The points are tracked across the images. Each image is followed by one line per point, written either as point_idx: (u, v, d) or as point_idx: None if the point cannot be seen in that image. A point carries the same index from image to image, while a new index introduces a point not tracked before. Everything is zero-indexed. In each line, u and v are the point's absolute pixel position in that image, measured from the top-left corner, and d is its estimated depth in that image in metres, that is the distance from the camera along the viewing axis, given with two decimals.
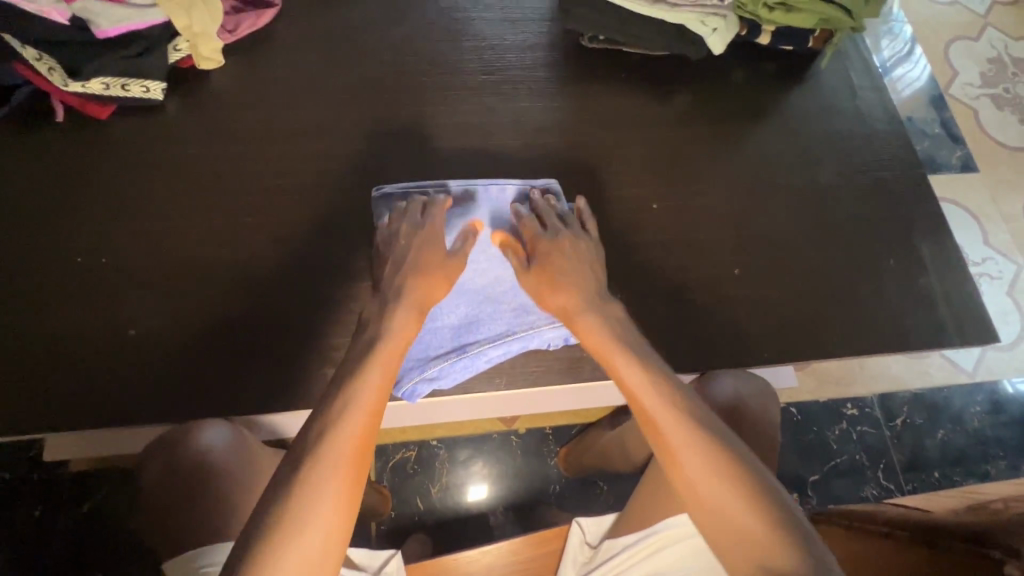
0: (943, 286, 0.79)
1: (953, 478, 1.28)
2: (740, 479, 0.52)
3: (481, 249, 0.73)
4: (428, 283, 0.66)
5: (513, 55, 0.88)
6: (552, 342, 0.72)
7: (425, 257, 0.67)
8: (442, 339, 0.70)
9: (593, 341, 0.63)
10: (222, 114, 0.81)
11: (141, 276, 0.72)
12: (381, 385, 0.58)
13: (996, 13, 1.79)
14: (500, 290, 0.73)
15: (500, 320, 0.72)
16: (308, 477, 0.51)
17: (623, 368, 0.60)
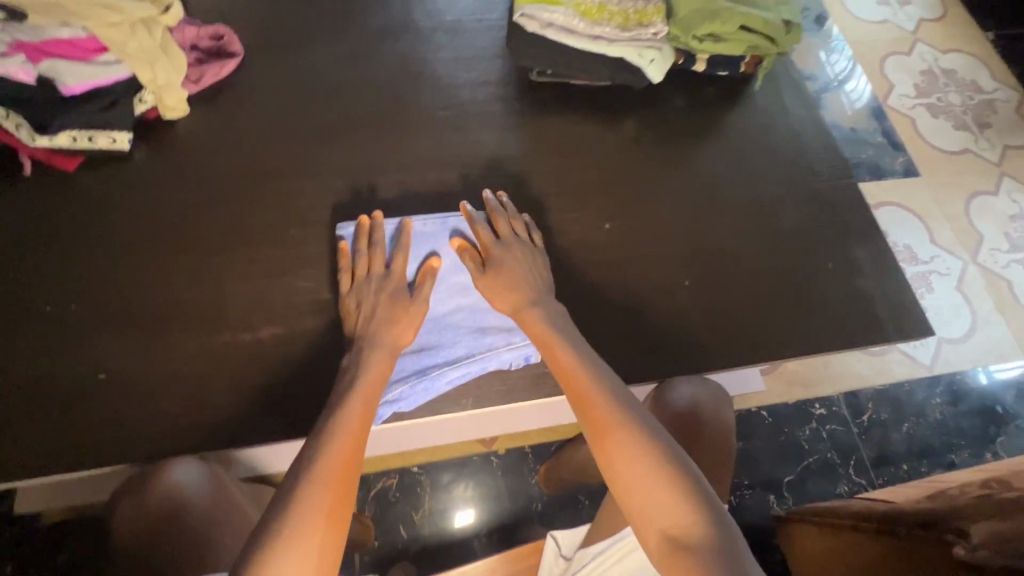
0: (878, 286, 0.85)
1: (921, 469, 1.33)
2: (656, 457, 0.60)
3: (442, 278, 0.76)
4: (399, 330, 0.71)
5: (468, 91, 0.93)
6: (513, 363, 0.75)
7: (387, 305, 0.71)
8: (403, 364, 0.73)
9: (538, 335, 0.71)
10: (189, 160, 0.84)
11: (110, 320, 0.74)
12: (363, 412, 0.65)
13: (924, 29, 1.93)
14: (460, 316, 0.76)
15: (460, 343, 0.74)
16: (300, 496, 0.56)
17: (561, 364, 0.68)
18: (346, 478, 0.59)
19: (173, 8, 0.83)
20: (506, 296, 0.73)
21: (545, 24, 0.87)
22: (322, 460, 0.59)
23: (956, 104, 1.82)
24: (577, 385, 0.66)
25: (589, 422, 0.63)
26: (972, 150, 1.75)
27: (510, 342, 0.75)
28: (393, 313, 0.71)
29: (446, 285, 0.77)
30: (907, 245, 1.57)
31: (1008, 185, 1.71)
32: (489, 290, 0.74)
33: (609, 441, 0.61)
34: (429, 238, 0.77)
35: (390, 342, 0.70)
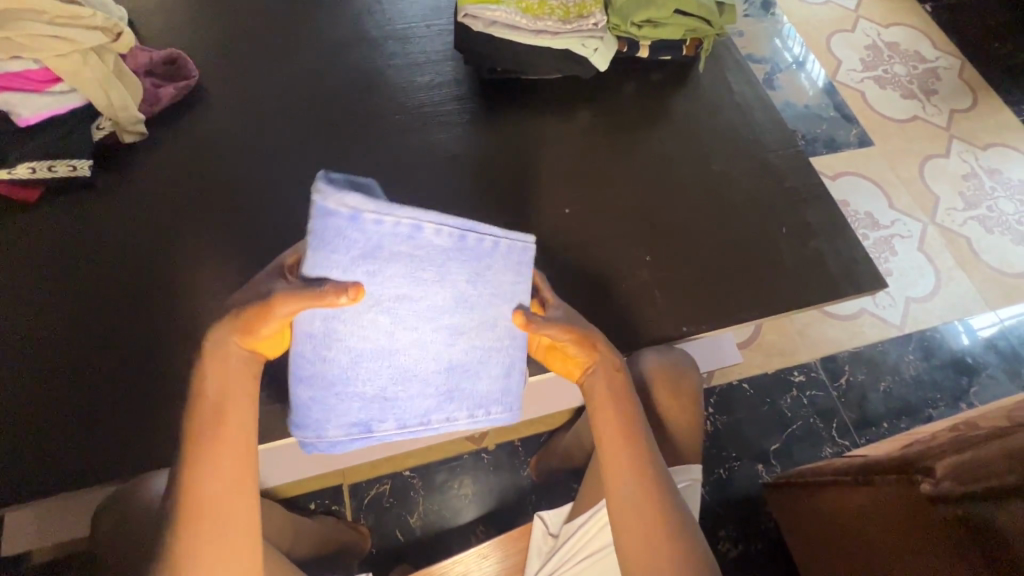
0: (831, 246, 0.89)
1: (901, 425, 1.36)
2: (676, 531, 0.64)
3: (436, 319, 0.58)
4: (239, 333, 0.59)
5: (422, 94, 0.95)
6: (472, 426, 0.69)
7: (241, 312, 0.57)
8: (350, 407, 0.61)
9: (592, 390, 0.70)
10: (152, 182, 0.85)
11: (83, 346, 0.74)
12: (232, 454, 0.59)
13: (865, 6, 2.01)
14: (433, 373, 0.62)
15: (421, 402, 0.64)
16: (192, 560, 0.56)
17: (611, 417, 0.68)
18: (242, 496, 0.59)
19: (124, 35, 0.85)
20: (597, 339, 0.68)
21: (490, 22, 0.91)
22: (202, 492, 0.58)
23: (902, 74, 1.89)
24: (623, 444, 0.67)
25: (616, 475, 0.67)
26: (921, 117, 1.82)
27: (474, 421, 0.68)
28: (238, 315, 0.58)
29: (430, 331, 0.59)
30: (868, 212, 1.63)
31: (959, 147, 1.78)
32: (581, 336, 0.68)
33: (636, 499, 0.65)
34: (433, 252, 0.54)
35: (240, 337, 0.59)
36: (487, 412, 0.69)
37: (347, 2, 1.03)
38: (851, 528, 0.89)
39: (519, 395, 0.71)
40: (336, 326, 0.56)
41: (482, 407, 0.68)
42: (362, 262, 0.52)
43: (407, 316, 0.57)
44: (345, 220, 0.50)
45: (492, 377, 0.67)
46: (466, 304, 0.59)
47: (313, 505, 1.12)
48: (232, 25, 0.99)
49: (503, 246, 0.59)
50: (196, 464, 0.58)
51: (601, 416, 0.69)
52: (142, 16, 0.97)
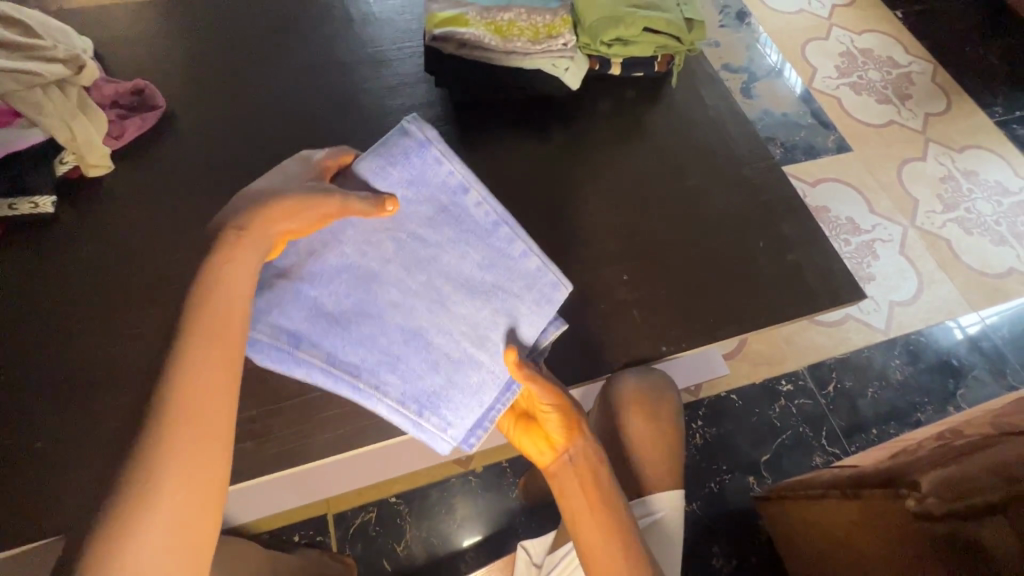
0: (809, 258, 0.89)
1: (890, 431, 1.36)
2: None
3: (434, 274, 0.71)
4: (268, 222, 0.61)
5: (395, 117, 0.95)
6: (398, 411, 0.70)
7: (284, 198, 0.62)
8: (300, 315, 0.67)
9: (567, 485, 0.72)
10: (119, 215, 0.83)
11: (48, 389, 0.72)
12: (216, 355, 0.55)
13: (837, 14, 2.04)
14: (403, 326, 0.71)
15: (366, 347, 0.70)
16: (153, 463, 0.50)
17: (588, 511, 0.70)
18: (224, 405, 0.54)
19: (86, 68, 0.82)
20: (575, 424, 0.72)
21: (460, 44, 0.91)
22: (181, 386, 0.53)
23: (876, 80, 1.92)
24: (603, 532, 0.69)
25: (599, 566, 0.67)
26: (897, 122, 1.84)
27: (406, 416, 0.71)
28: (288, 198, 0.62)
29: (421, 281, 0.71)
30: (849, 218, 1.64)
31: (935, 150, 1.80)
32: (568, 408, 0.72)
33: None
34: (464, 217, 0.71)
35: (263, 235, 0.60)
36: (426, 406, 0.71)
37: (319, 28, 1.02)
38: (845, 545, 0.87)
39: (466, 413, 0.73)
40: (350, 238, 0.68)
41: (423, 411, 0.71)
42: (406, 183, 0.68)
43: (410, 253, 0.70)
44: (418, 143, 0.68)
45: (449, 384, 0.72)
46: (468, 286, 0.72)
47: (297, 538, 1.09)
48: (201, 53, 0.98)
49: (530, 262, 0.73)
50: (172, 389, 0.52)
51: (577, 513, 0.71)
52: (109, 47, 0.96)
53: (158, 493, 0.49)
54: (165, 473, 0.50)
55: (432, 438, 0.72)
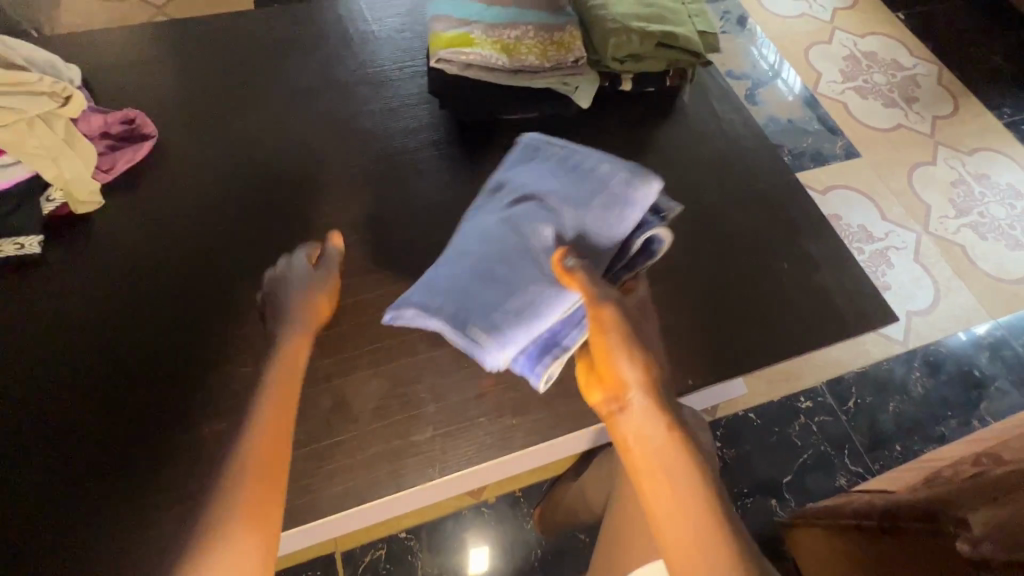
0: (835, 280, 0.85)
1: (914, 446, 1.32)
2: None
3: (517, 204, 0.69)
4: (316, 313, 0.67)
5: (398, 141, 0.90)
6: (466, 332, 0.65)
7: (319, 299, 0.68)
8: (422, 282, 0.70)
9: (633, 437, 0.55)
10: (109, 253, 0.79)
11: (36, 445, 0.67)
12: (284, 403, 0.57)
13: (839, 17, 2.02)
14: (477, 245, 0.68)
15: (455, 282, 0.68)
16: (221, 510, 0.50)
17: (657, 470, 0.52)
18: (284, 449, 0.55)
19: (74, 98, 0.77)
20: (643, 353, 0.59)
21: (465, 65, 0.88)
22: (252, 431, 0.55)
23: (882, 83, 1.89)
24: (680, 493, 0.50)
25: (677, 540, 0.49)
26: (905, 125, 1.81)
27: (458, 330, 0.65)
28: (318, 299, 0.68)
29: (499, 212, 0.69)
30: (861, 226, 1.61)
31: (944, 153, 1.77)
32: (627, 333, 0.59)
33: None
34: (552, 163, 0.72)
35: (304, 320, 0.65)
36: (488, 323, 0.64)
37: (316, 48, 0.98)
38: None
39: (527, 327, 0.64)
40: (474, 206, 0.74)
41: (477, 325, 0.65)
42: (511, 162, 0.75)
43: (500, 199, 0.72)
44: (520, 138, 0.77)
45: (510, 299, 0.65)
46: (547, 208, 0.68)
47: None
48: (194, 78, 0.94)
49: (613, 174, 0.68)
50: (244, 435, 0.54)
51: (642, 467, 0.53)
52: (98, 75, 0.92)
53: (222, 541, 0.49)
54: (230, 522, 0.50)
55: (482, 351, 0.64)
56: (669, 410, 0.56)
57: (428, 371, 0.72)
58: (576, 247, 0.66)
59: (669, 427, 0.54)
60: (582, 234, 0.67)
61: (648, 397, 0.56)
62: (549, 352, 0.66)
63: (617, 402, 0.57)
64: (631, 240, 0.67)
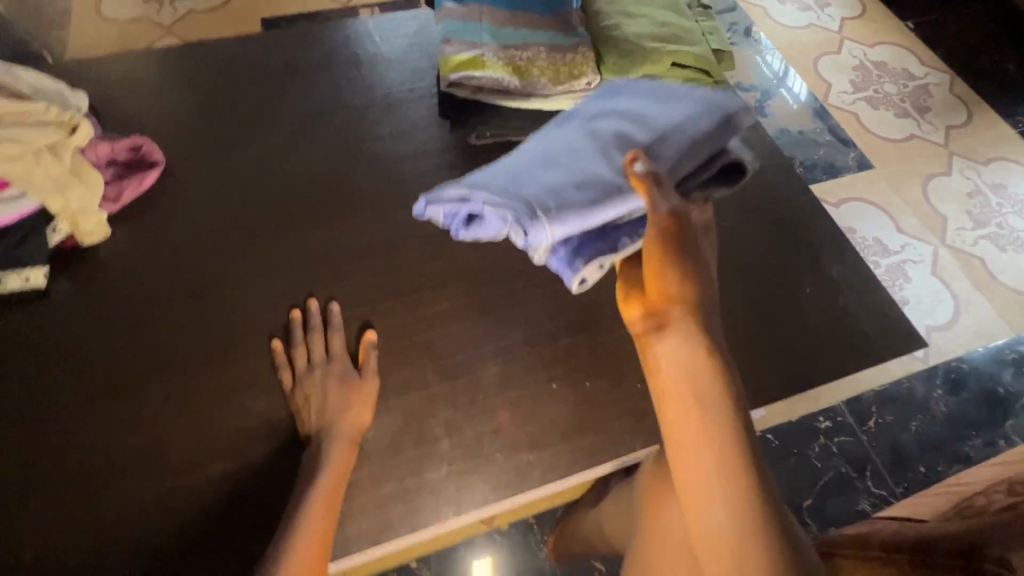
0: (859, 304, 0.83)
1: (938, 468, 1.28)
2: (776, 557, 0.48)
3: (603, 122, 0.73)
4: (355, 413, 0.67)
5: (409, 164, 0.89)
6: (525, 203, 0.65)
7: (359, 398, 0.68)
8: (490, 172, 0.71)
9: (670, 364, 0.56)
10: (114, 283, 0.77)
11: (39, 487, 0.65)
12: (319, 528, 0.60)
13: (848, 27, 2.00)
14: (554, 148, 0.72)
15: (523, 172, 0.69)
16: None
17: (687, 404, 0.54)
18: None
19: (81, 127, 0.75)
20: (687, 277, 0.59)
21: (476, 88, 0.87)
22: (288, 555, 0.58)
23: (893, 93, 1.86)
24: (707, 434, 0.52)
25: (698, 471, 0.52)
26: (918, 136, 1.78)
27: (512, 200, 0.65)
28: (359, 401, 0.68)
29: (581, 127, 0.73)
30: (877, 239, 1.58)
31: (959, 163, 1.74)
32: (679, 260, 0.59)
33: (729, 521, 0.49)
34: (640, 93, 0.76)
35: (350, 432, 0.66)
36: (549, 202, 0.65)
37: (324, 71, 0.97)
38: None
39: (586, 210, 0.65)
40: (551, 126, 0.77)
41: (534, 199, 0.65)
42: (598, 95, 0.79)
43: (584, 118, 0.75)
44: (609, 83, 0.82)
45: (573, 188, 0.67)
46: (635, 124, 0.72)
47: None
48: (201, 102, 0.93)
49: (705, 102, 0.72)
50: (279, 559, 0.57)
51: (674, 391, 0.55)
52: (105, 102, 0.91)
53: None
54: None
55: (529, 221, 0.64)
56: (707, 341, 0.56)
57: (442, 404, 0.70)
58: (652, 152, 0.68)
59: (704, 358, 0.55)
60: (662, 141, 0.69)
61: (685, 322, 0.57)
62: (592, 251, 0.66)
63: (655, 323, 0.58)
64: (719, 153, 0.69)
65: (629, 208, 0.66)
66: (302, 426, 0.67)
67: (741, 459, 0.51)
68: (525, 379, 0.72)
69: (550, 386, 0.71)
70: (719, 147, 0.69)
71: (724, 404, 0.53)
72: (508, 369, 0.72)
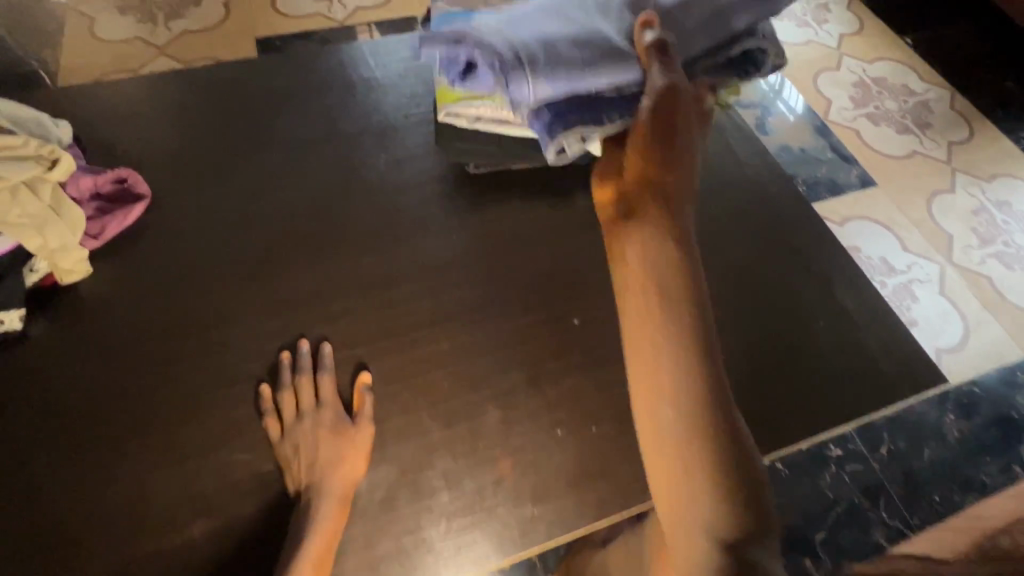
0: (875, 338, 0.79)
1: (954, 497, 1.23)
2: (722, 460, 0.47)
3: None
4: (346, 470, 0.63)
5: (404, 193, 0.85)
6: (524, 81, 0.69)
7: (352, 451, 0.64)
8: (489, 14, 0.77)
9: (636, 257, 0.56)
10: (94, 325, 0.73)
11: (12, 549, 0.61)
12: None
13: (847, 43, 1.99)
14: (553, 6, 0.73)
15: (517, 22, 0.72)
16: None
17: (646, 292, 0.54)
18: None
19: (61, 161, 0.73)
20: (660, 173, 0.61)
21: (474, 119, 0.84)
22: None
23: (894, 109, 1.85)
24: (663, 327, 0.51)
25: (650, 360, 0.51)
26: (920, 152, 1.77)
27: (497, 45, 0.70)
28: (352, 456, 0.64)
29: None
30: (882, 258, 1.55)
31: (963, 180, 1.72)
32: (658, 160, 0.61)
33: (677, 412, 0.49)
34: None
35: (340, 489, 0.62)
36: (544, 72, 0.69)
37: (318, 97, 0.94)
38: None
39: (580, 81, 0.70)
40: None
41: (525, 53, 0.69)
42: None
43: None
44: None
45: (535, 18, 0.73)
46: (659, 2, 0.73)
47: None
48: (190, 130, 0.90)
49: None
50: None
51: (638, 281, 0.54)
52: (91, 132, 0.88)
53: None
54: None
55: (513, 74, 0.69)
56: (676, 242, 0.57)
57: (441, 453, 0.66)
58: (668, 16, 0.72)
59: (673, 256, 0.55)
60: (685, 7, 0.73)
61: (653, 215, 0.58)
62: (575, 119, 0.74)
63: (622, 213, 0.60)
64: (744, 41, 0.78)
65: (622, 79, 0.71)
66: (290, 484, 0.63)
67: (698, 350, 0.51)
68: (528, 425, 0.68)
69: (555, 432, 0.68)
70: (735, 29, 0.76)
71: (686, 299, 0.53)
72: (510, 413, 0.68)
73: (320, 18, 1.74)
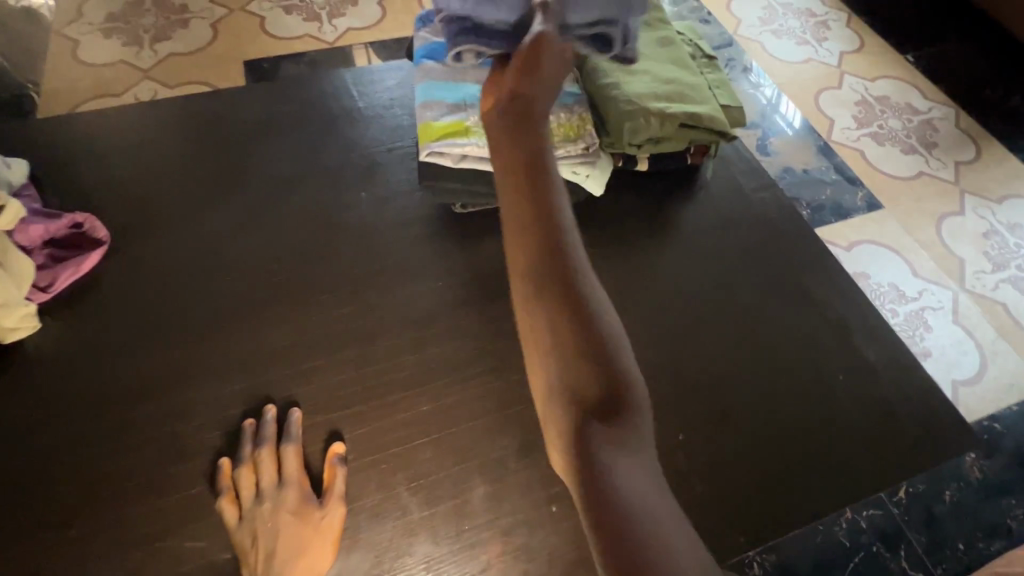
0: (900, 392, 0.72)
1: (979, 545, 1.15)
2: (574, 330, 0.49)
3: None
4: (309, 567, 0.56)
5: (387, 235, 0.79)
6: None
7: (316, 544, 0.57)
8: None
9: (499, 147, 0.59)
10: (40, 388, 0.66)
11: None
12: None
13: (848, 61, 1.95)
14: None
15: None
16: None
17: (504, 175, 0.57)
18: None
19: (8, 209, 0.67)
20: (527, 77, 0.64)
21: (460, 156, 0.78)
22: None
23: (898, 128, 1.80)
24: (516, 203, 0.54)
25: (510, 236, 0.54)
26: (927, 173, 1.71)
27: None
28: (316, 549, 0.57)
29: None
30: (891, 284, 1.49)
31: (972, 202, 1.66)
32: (523, 70, 0.65)
33: (531, 280, 0.51)
34: None
35: None
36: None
37: (295, 130, 0.89)
38: None
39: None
40: None
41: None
42: None
43: None
44: None
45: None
46: None
47: None
48: (156, 166, 0.84)
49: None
50: None
51: (500, 166, 0.58)
52: (51, 170, 0.82)
53: None
54: None
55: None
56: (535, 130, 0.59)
57: (422, 537, 0.59)
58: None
59: (528, 142, 0.58)
60: None
61: (527, 123, 0.60)
62: (475, 29, 0.71)
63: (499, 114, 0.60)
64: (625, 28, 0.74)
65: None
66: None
67: (561, 244, 0.52)
68: (520, 500, 0.61)
69: (549, 510, 0.61)
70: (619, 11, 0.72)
71: (546, 189, 0.54)
72: (499, 487, 0.62)
73: (309, 39, 1.69)
